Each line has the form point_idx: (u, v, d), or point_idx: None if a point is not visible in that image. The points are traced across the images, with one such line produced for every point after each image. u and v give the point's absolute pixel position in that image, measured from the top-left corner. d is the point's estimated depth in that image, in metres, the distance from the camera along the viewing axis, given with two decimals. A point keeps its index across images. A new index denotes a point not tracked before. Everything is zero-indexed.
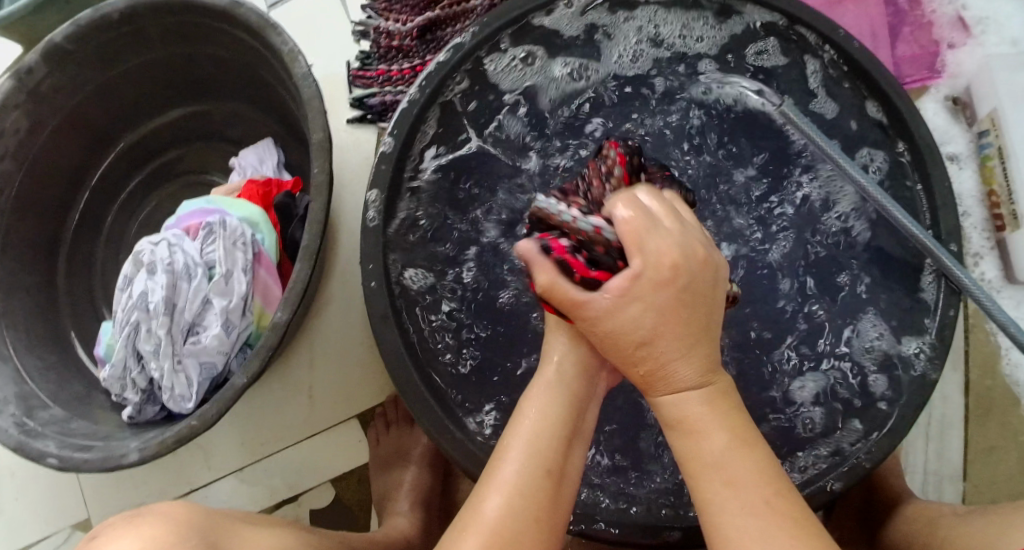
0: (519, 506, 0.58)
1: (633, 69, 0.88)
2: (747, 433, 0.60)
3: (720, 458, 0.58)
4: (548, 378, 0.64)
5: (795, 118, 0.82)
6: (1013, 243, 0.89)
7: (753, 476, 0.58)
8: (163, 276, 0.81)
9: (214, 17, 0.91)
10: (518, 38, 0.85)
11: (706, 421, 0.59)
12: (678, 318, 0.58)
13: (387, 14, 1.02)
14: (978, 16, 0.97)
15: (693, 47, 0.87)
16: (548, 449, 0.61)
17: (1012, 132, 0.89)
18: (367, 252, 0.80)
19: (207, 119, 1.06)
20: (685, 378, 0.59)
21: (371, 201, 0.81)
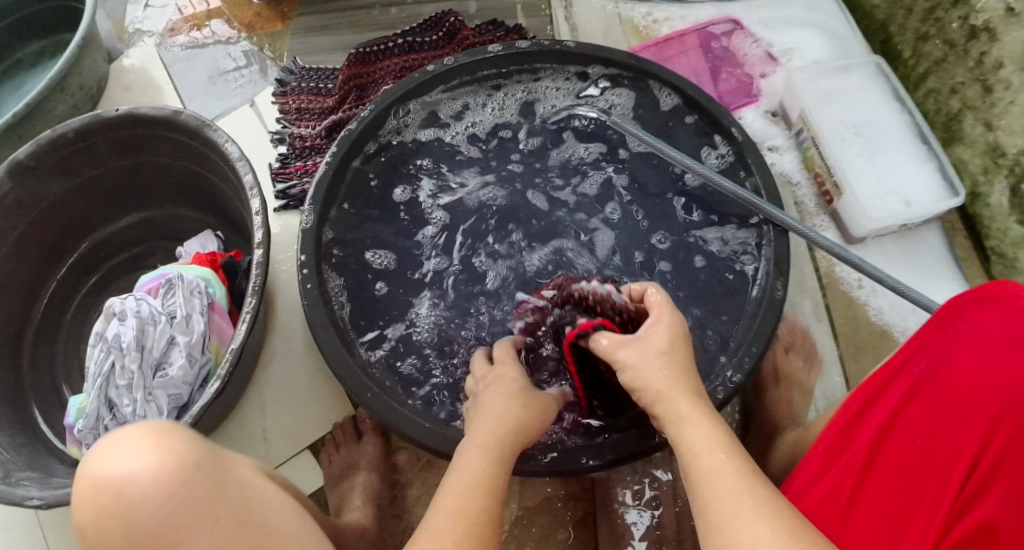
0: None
1: (507, 112, 1.09)
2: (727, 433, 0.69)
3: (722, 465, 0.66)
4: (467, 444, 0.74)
5: (627, 127, 1.03)
6: (841, 208, 1.08)
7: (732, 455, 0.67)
8: (131, 321, 0.90)
9: (159, 126, 1.07)
10: (414, 106, 1.07)
11: (696, 422, 0.70)
12: (665, 355, 0.75)
13: (299, 122, 1.27)
14: (784, 48, 1.23)
15: (553, 89, 1.09)
16: (485, 491, 0.69)
17: (819, 123, 1.11)
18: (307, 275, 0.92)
19: (155, 224, 1.21)
20: (695, 422, 0.70)
21: (306, 221, 0.95)
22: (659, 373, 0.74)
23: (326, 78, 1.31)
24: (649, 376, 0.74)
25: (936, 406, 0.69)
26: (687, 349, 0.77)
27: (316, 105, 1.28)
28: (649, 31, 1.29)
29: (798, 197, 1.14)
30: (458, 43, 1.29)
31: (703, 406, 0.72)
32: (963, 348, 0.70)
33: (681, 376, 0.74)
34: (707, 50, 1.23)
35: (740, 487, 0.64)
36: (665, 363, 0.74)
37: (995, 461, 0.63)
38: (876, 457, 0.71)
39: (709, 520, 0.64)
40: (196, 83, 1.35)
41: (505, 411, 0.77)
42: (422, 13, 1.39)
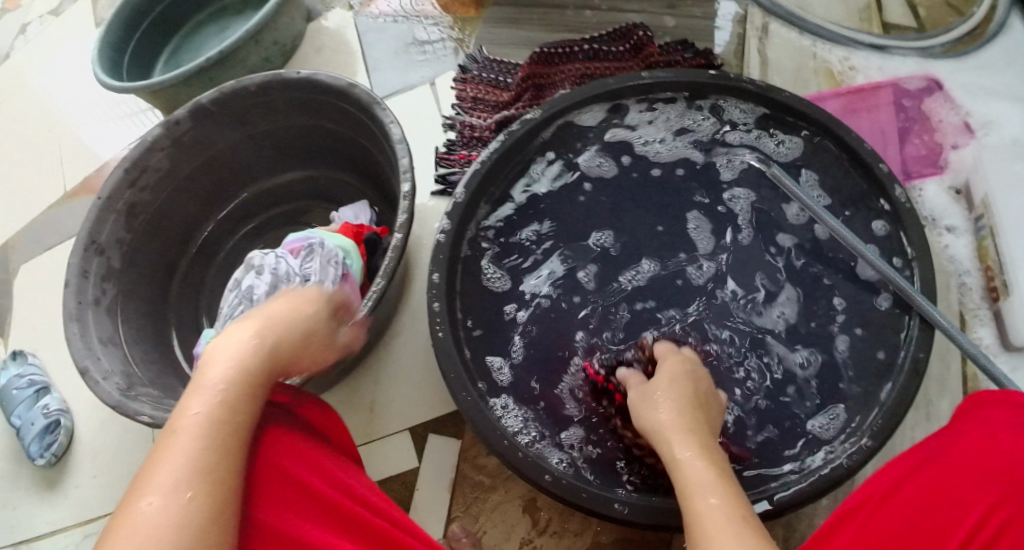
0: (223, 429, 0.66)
1: (692, 126, 1.04)
2: (717, 471, 0.72)
3: (732, 528, 0.65)
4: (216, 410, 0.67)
5: (782, 179, 0.98)
6: (1008, 311, 0.97)
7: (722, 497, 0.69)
8: (269, 276, 0.96)
9: (331, 94, 1.11)
10: (590, 115, 1.04)
11: (688, 461, 0.73)
12: (667, 388, 0.81)
13: (472, 113, 1.21)
14: (983, 120, 1.06)
15: (742, 118, 1.03)
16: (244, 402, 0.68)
17: (1004, 212, 1.01)
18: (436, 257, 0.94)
19: (317, 184, 1.27)
20: (680, 445, 0.75)
21: (456, 197, 0.98)
22: (655, 409, 0.80)
23: (508, 71, 1.23)
24: (653, 411, 0.80)
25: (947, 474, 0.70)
26: (681, 381, 0.82)
27: (492, 97, 1.21)
28: (842, 78, 1.13)
29: (963, 288, 1.01)
30: (641, 60, 1.15)
31: (700, 442, 0.75)
32: (976, 424, 0.73)
33: (682, 407, 0.79)
34: (898, 108, 1.09)
35: (733, 535, 0.65)
36: (660, 394, 0.81)
37: (999, 526, 0.65)
38: (892, 501, 0.71)
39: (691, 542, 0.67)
40: (385, 55, 1.34)
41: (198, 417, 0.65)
42: (624, 11, 1.24)
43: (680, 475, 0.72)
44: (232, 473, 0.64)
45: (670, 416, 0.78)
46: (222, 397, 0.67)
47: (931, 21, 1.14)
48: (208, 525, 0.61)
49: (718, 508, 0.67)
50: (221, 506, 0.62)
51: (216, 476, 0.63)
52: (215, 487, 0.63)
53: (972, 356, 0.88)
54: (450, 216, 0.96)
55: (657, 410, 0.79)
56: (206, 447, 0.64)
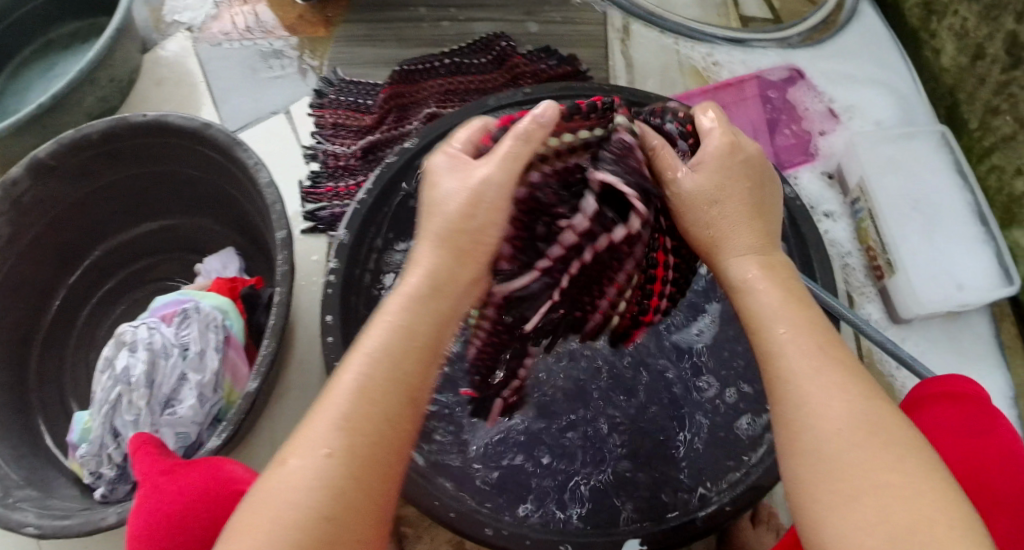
0: (364, 394, 0.61)
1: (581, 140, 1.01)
2: (810, 321, 0.62)
3: (809, 356, 0.60)
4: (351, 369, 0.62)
5: None
6: (893, 288, 1.03)
7: (814, 359, 0.60)
8: (143, 352, 0.91)
9: (186, 139, 1.03)
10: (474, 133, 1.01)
11: (755, 287, 0.64)
12: (723, 188, 0.68)
13: (334, 140, 1.12)
14: (846, 105, 1.11)
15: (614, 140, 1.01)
16: (387, 374, 0.62)
17: (878, 196, 1.04)
18: (325, 304, 0.89)
19: (177, 234, 1.17)
20: (749, 262, 0.66)
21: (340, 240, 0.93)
22: (706, 221, 0.68)
23: (367, 92, 1.15)
24: (702, 207, 0.68)
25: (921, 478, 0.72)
26: (748, 178, 0.68)
27: (354, 122, 1.12)
28: (708, 74, 1.14)
29: (847, 268, 1.07)
30: (506, 71, 1.11)
31: (770, 266, 0.66)
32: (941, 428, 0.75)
33: (752, 210, 0.68)
34: (765, 98, 1.11)
35: (838, 409, 0.58)
36: (729, 201, 0.67)
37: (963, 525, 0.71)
38: None
39: (774, 395, 0.61)
40: (232, 82, 1.23)
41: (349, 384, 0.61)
42: (483, 17, 1.19)
43: (750, 303, 0.64)
44: (400, 416, 0.62)
45: (726, 232, 0.67)
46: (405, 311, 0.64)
47: (785, 13, 1.20)
48: (342, 490, 0.58)
49: (804, 384, 0.59)
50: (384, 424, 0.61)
51: (368, 423, 0.60)
52: (364, 437, 0.60)
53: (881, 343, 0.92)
54: (336, 261, 0.91)
55: (707, 210, 0.68)
56: (360, 381, 0.61)
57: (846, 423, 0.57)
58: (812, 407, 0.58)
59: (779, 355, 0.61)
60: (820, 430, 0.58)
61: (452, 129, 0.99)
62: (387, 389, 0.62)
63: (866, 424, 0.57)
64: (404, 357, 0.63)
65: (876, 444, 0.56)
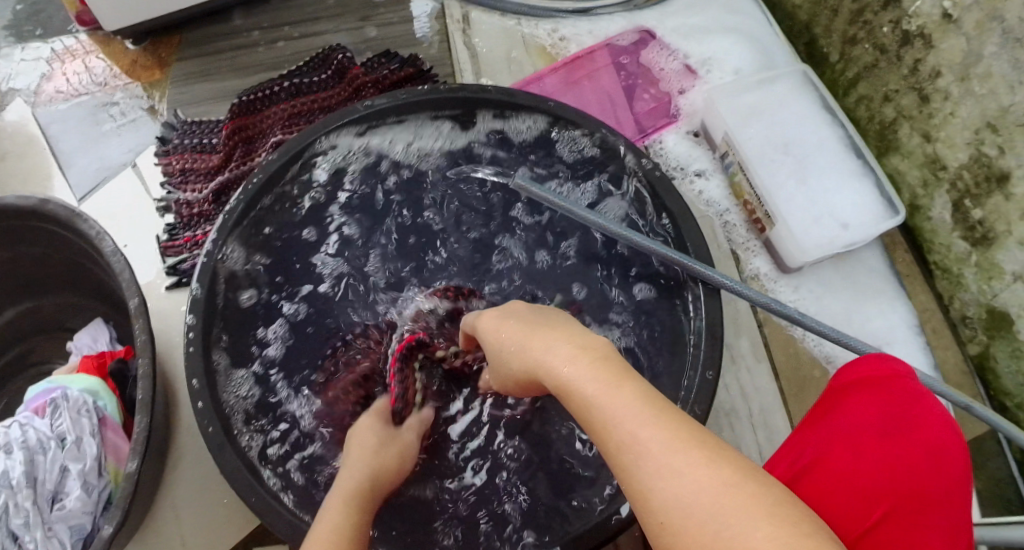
0: (336, 547, 0.67)
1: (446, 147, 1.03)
2: (634, 391, 0.62)
3: (650, 437, 0.58)
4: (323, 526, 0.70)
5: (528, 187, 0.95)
6: (775, 239, 1.00)
7: (652, 425, 0.59)
8: (18, 453, 0.88)
9: (24, 217, 0.97)
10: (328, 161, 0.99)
11: (575, 377, 0.66)
12: (527, 337, 0.74)
13: (184, 187, 1.04)
14: (702, 59, 1.09)
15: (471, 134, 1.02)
16: (352, 531, 0.70)
17: (746, 147, 1.00)
18: (190, 367, 0.84)
19: (41, 314, 1.12)
20: (559, 352, 0.69)
21: (195, 295, 0.87)
22: (524, 361, 0.73)
23: (210, 131, 1.08)
24: (515, 356, 0.75)
25: (840, 468, 0.69)
26: (550, 319, 0.76)
27: (200, 164, 1.05)
28: (556, 50, 1.10)
29: (729, 227, 1.03)
30: (347, 84, 1.05)
31: (586, 349, 0.68)
32: (859, 417, 0.72)
33: (532, 328, 0.76)
34: (618, 67, 1.08)
35: (678, 472, 0.56)
36: (528, 338, 0.74)
37: (883, 519, 0.66)
38: (816, 486, 0.69)
39: (629, 482, 0.59)
40: (74, 142, 1.16)
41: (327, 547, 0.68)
42: (321, 33, 1.15)
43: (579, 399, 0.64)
44: None
45: (538, 352, 0.71)
46: (361, 463, 0.78)
47: None
48: None
49: (647, 453, 0.58)
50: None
51: None
52: None
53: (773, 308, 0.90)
54: (191, 313, 0.86)
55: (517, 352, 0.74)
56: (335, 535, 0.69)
57: (695, 478, 0.56)
58: (659, 486, 0.56)
59: (627, 436, 0.59)
60: (677, 519, 0.55)
61: (297, 153, 0.94)
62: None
63: (706, 462, 0.56)
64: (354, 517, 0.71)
65: (714, 501, 0.54)
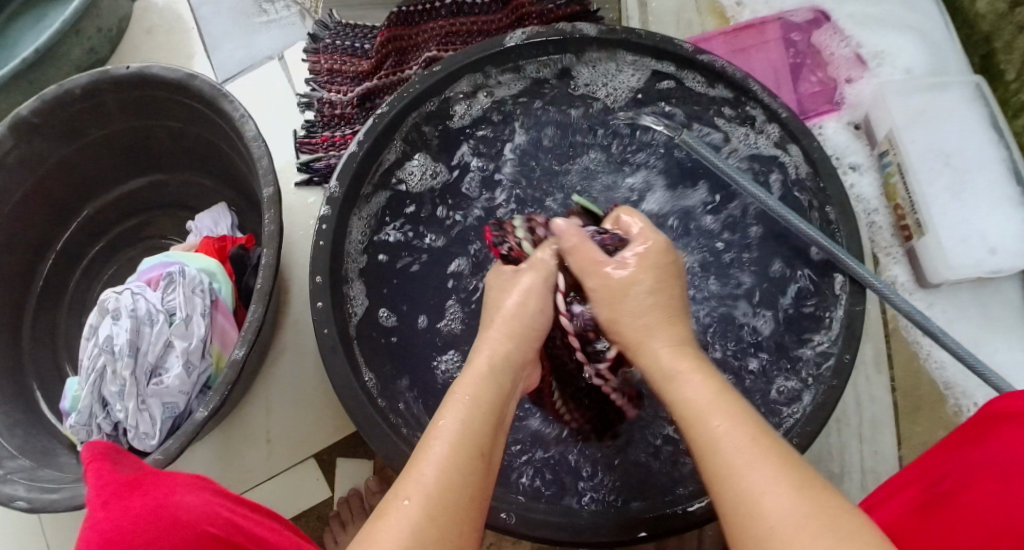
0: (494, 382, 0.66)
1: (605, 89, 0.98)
2: (719, 390, 0.62)
3: (735, 438, 0.58)
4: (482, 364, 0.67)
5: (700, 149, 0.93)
6: (921, 249, 0.97)
7: (730, 421, 0.59)
8: (126, 321, 0.85)
9: (170, 89, 0.97)
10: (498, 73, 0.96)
11: (648, 330, 0.68)
12: (641, 295, 0.69)
13: (330, 87, 1.08)
14: (874, 51, 1.05)
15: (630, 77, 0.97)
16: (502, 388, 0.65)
17: (908, 148, 0.98)
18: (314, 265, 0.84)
19: (164, 189, 1.13)
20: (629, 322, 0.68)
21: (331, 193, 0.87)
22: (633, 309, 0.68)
23: (364, 35, 1.09)
24: (620, 317, 0.69)
25: (962, 509, 0.63)
26: (669, 281, 0.71)
27: (349, 67, 1.07)
28: (730, 15, 1.09)
29: (874, 227, 1.01)
30: (511, 11, 1.05)
31: (665, 322, 0.68)
32: (993, 456, 0.64)
33: (661, 280, 0.70)
34: (788, 43, 1.06)
35: (759, 474, 0.56)
36: (640, 297, 0.69)
37: None
38: (933, 527, 0.65)
39: (704, 470, 0.59)
40: (224, 28, 1.17)
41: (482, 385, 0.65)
42: None
43: (678, 395, 0.63)
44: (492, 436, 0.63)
45: (622, 306, 0.69)
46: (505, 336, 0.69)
47: None
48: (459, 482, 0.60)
49: (724, 437, 0.58)
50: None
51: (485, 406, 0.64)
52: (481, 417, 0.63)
53: (903, 312, 0.88)
54: (326, 208, 0.86)
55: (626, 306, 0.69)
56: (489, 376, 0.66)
57: (774, 481, 0.55)
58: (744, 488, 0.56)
59: (697, 406, 0.61)
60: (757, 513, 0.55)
61: (463, 72, 0.93)
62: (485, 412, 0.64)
63: (782, 463, 0.56)
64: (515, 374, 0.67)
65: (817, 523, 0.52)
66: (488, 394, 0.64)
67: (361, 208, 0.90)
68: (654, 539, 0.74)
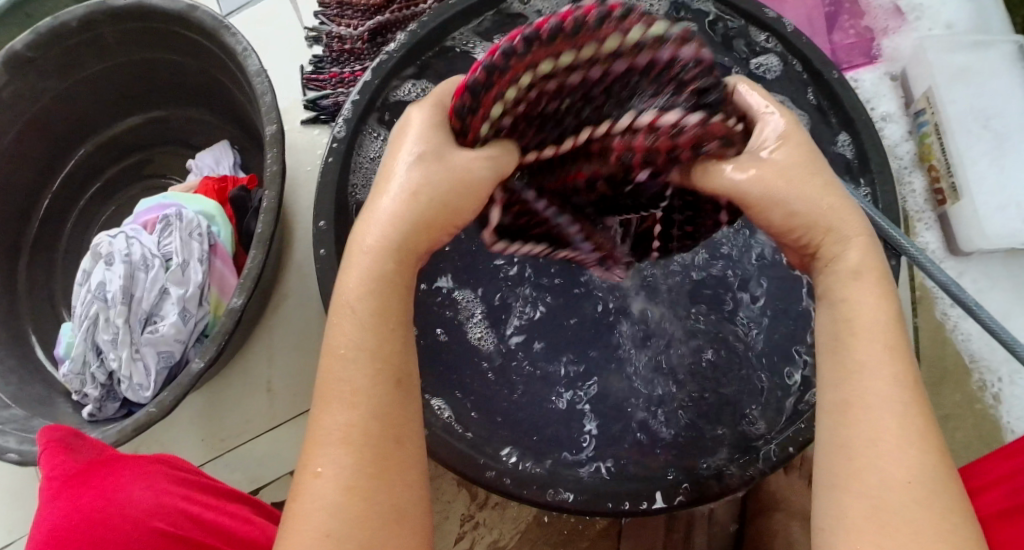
0: (389, 247, 0.60)
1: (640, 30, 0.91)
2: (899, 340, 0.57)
3: (891, 390, 0.55)
4: (376, 232, 0.60)
5: None
6: (955, 214, 0.92)
7: (888, 362, 0.56)
8: (119, 267, 0.82)
9: (170, 21, 0.92)
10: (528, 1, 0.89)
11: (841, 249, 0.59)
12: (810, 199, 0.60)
13: (339, 21, 1.03)
14: (913, 3, 0.99)
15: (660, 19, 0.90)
16: (392, 273, 0.59)
17: (946, 108, 0.92)
18: (319, 208, 0.80)
19: (166, 126, 1.09)
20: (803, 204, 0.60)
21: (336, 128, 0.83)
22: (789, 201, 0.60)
23: None
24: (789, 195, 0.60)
25: None
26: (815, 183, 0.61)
27: (362, 1, 1.02)
28: None
29: (906, 189, 0.96)
30: None
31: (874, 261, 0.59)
32: None
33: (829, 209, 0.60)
34: None
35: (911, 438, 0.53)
36: (798, 193, 0.60)
37: None
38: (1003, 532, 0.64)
39: (849, 392, 0.56)
40: None
41: (387, 225, 0.60)
42: None
43: (844, 295, 0.58)
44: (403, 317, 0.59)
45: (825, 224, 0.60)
46: (404, 213, 0.60)
47: None
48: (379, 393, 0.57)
49: (872, 366, 0.56)
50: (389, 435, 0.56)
51: (391, 298, 0.59)
52: (388, 296, 0.59)
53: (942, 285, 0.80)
54: (332, 150, 0.82)
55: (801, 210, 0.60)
56: (382, 256, 0.59)
57: (917, 448, 0.53)
58: (882, 429, 0.54)
59: (865, 353, 0.56)
60: (881, 459, 0.53)
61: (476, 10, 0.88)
62: (389, 290, 0.59)
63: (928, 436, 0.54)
64: (428, 220, 0.61)
65: (931, 486, 0.52)
66: (378, 270, 0.59)
67: (368, 148, 0.85)
68: (674, 508, 0.72)
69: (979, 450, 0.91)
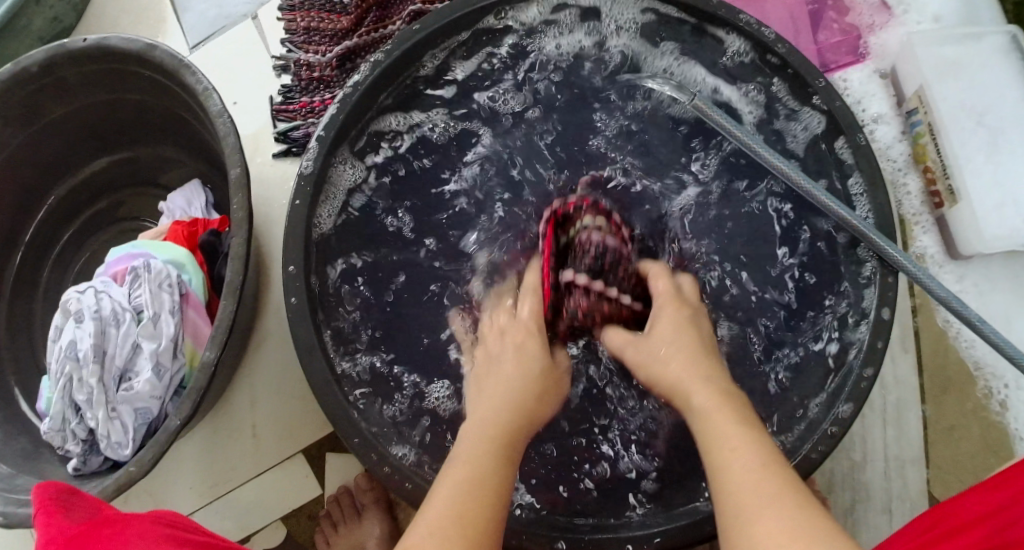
0: (501, 388, 0.71)
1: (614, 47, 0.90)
2: (761, 441, 0.61)
3: (744, 479, 0.57)
4: (487, 394, 0.71)
5: (708, 110, 0.84)
6: (953, 218, 0.88)
7: (739, 452, 0.59)
8: (90, 324, 0.80)
9: (131, 62, 0.89)
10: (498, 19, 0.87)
11: (689, 383, 0.66)
12: (674, 358, 0.69)
13: (307, 47, 1.00)
14: None
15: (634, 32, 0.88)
16: (508, 423, 0.67)
17: (938, 107, 0.88)
18: (288, 250, 0.77)
19: (139, 164, 1.07)
20: (702, 395, 0.65)
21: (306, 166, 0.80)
22: (671, 376, 0.68)
23: None
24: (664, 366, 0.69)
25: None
26: (693, 334, 0.72)
27: (329, 25, 0.99)
28: None
29: (901, 192, 0.92)
30: None
31: (723, 393, 0.65)
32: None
33: (690, 356, 0.68)
34: None
35: (777, 514, 0.55)
36: (672, 356, 0.69)
37: None
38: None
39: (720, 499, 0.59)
40: None
41: (512, 371, 0.72)
42: None
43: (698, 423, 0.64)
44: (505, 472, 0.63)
45: (685, 383, 0.66)
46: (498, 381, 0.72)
47: None
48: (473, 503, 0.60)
49: (739, 464, 0.59)
50: (485, 502, 0.60)
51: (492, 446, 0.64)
52: (501, 442, 0.65)
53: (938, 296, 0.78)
54: (299, 191, 0.79)
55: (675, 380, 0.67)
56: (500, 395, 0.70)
57: (781, 521, 0.54)
58: (742, 516, 0.56)
59: (721, 456, 0.60)
60: (753, 546, 0.54)
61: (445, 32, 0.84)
62: (500, 431, 0.66)
63: (796, 504, 0.55)
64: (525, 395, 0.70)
65: (808, 546, 0.52)
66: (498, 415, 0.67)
67: (336, 184, 0.82)
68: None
69: (986, 461, 0.87)
